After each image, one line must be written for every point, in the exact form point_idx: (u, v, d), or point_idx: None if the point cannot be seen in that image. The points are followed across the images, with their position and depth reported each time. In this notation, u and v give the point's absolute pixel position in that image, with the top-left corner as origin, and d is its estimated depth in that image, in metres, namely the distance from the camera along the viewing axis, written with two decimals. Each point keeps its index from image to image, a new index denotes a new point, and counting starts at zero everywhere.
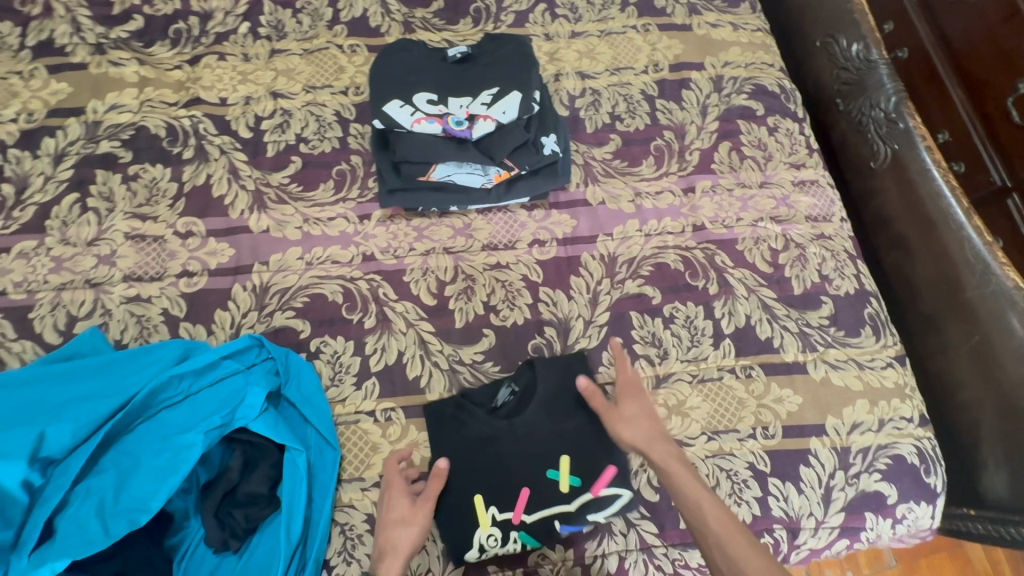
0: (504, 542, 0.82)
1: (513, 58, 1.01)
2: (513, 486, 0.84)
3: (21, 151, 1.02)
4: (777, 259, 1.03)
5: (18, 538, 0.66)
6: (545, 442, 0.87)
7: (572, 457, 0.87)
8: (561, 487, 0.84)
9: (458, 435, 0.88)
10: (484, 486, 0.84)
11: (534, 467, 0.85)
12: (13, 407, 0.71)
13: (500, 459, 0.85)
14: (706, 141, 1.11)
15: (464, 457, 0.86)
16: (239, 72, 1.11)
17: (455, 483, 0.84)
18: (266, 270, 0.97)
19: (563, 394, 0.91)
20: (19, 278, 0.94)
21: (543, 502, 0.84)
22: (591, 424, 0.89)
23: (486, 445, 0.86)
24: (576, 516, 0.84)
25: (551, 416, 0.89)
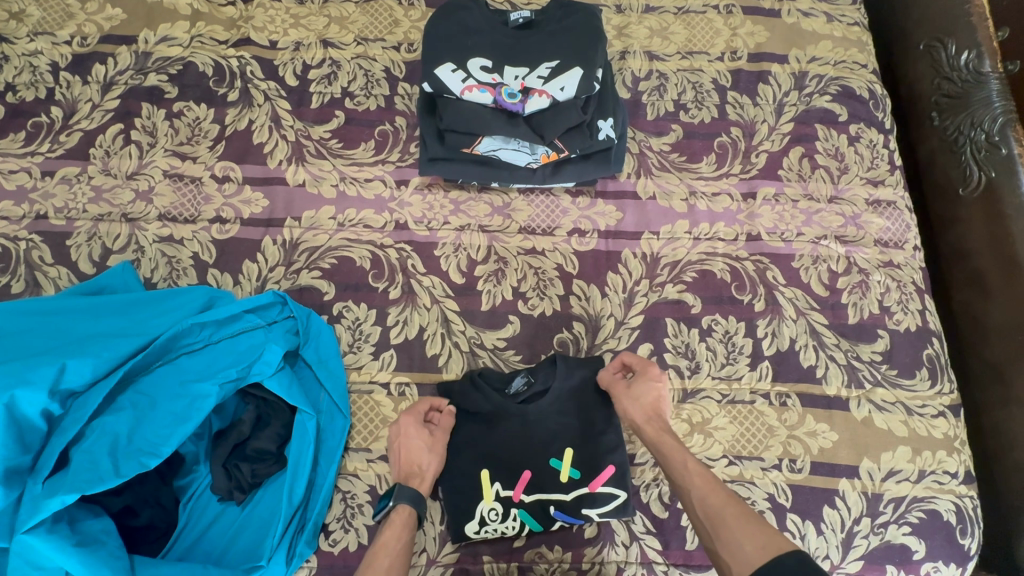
0: (504, 519, 0.79)
1: (580, 31, 0.92)
2: (515, 465, 0.81)
3: (72, 76, 1.02)
4: (835, 283, 0.95)
5: (35, 464, 0.67)
6: (551, 430, 0.83)
7: (576, 447, 0.83)
8: (561, 476, 0.81)
9: (473, 417, 0.85)
10: (486, 463, 0.81)
11: (537, 451, 0.82)
12: (44, 336, 0.73)
13: (506, 441, 0.82)
14: (776, 144, 1.01)
15: (475, 441, 0.83)
16: (292, 15, 1.07)
17: (455, 460, 0.82)
18: (298, 226, 0.95)
19: (583, 390, 0.86)
20: (60, 203, 0.95)
21: (543, 485, 0.80)
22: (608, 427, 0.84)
23: (494, 426, 0.83)
24: (571, 508, 0.80)
25: (568, 410, 0.85)
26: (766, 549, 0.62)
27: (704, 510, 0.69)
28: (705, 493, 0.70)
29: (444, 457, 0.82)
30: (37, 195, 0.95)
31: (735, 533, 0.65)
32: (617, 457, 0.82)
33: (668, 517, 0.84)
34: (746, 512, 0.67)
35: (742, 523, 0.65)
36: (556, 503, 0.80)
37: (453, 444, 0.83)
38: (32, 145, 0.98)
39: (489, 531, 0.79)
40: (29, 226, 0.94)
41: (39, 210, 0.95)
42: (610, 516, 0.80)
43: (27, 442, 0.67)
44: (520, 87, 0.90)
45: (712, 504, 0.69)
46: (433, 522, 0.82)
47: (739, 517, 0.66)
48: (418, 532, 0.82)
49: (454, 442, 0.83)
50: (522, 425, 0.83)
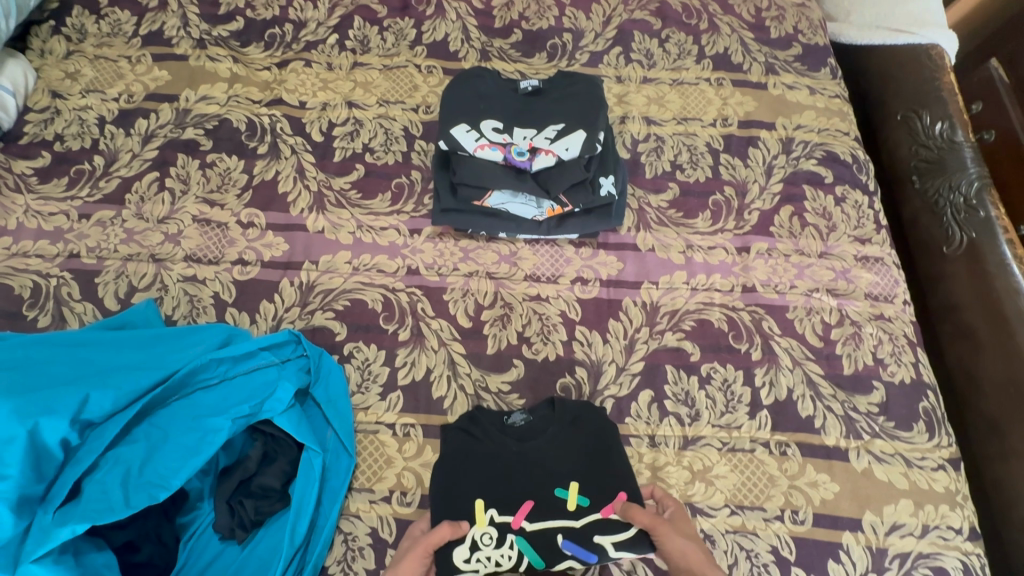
0: (499, 545, 0.77)
1: (583, 98, 1.01)
2: (515, 493, 0.81)
3: (117, 129, 1.11)
4: (829, 334, 0.98)
5: (47, 493, 0.69)
6: (552, 463, 0.84)
7: (580, 477, 0.83)
8: (568, 505, 0.80)
9: (476, 447, 0.86)
10: (485, 489, 0.82)
11: (541, 480, 0.82)
12: (68, 367, 0.76)
13: (509, 473, 0.83)
14: (768, 203, 1.08)
15: (479, 470, 0.83)
16: (321, 80, 1.17)
17: (451, 488, 0.82)
18: (315, 269, 1.01)
19: (585, 425, 0.88)
20: (93, 243, 1.01)
21: (546, 514, 0.79)
22: (616, 459, 0.85)
23: (495, 455, 0.84)
24: (579, 539, 0.78)
25: (571, 444, 0.86)
26: None
27: None
28: None
29: (448, 484, 0.83)
30: (73, 236, 1.02)
31: None
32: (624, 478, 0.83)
33: None
34: None
35: None
36: (563, 531, 0.78)
37: (454, 471, 0.84)
38: (73, 190, 1.05)
39: (479, 559, 0.77)
40: (62, 264, 0.99)
41: (73, 249, 1.01)
42: (626, 549, 0.78)
43: (42, 471, 0.68)
44: (527, 147, 0.97)
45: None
46: None
47: None
48: None
49: (456, 469, 0.84)
50: (526, 457, 0.84)
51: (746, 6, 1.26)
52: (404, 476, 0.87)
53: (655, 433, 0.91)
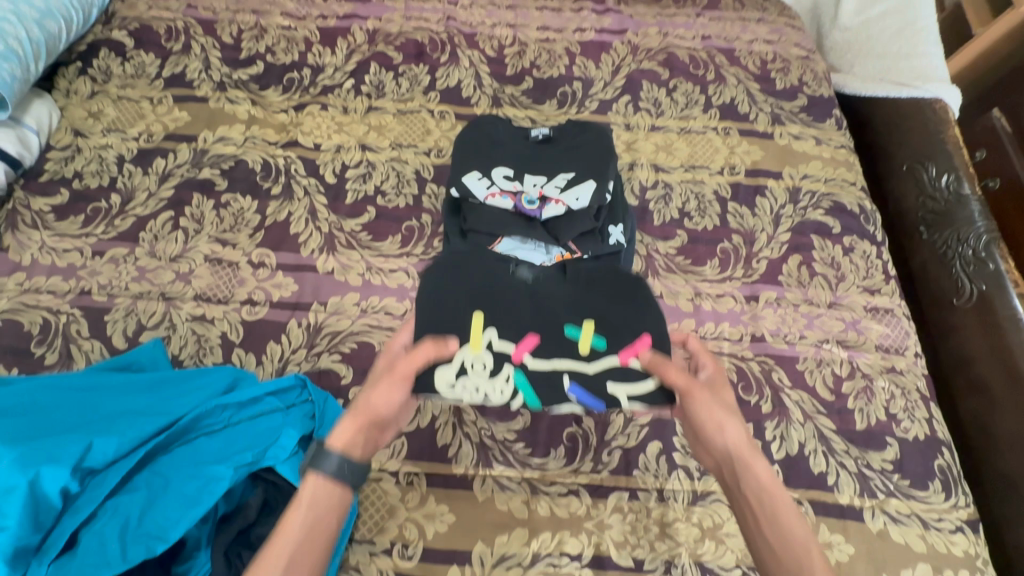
0: (492, 376, 0.76)
1: (589, 152, 1.03)
2: (523, 325, 0.79)
3: (135, 167, 1.13)
4: (840, 387, 0.97)
5: (43, 543, 0.67)
6: (564, 301, 0.83)
7: (596, 318, 0.81)
8: (581, 347, 0.78)
9: (482, 271, 0.86)
10: (488, 311, 0.80)
11: (551, 319, 0.80)
12: (72, 412, 0.75)
13: (517, 304, 0.82)
14: (775, 252, 1.08)
15: (485, 298, 0.82)
16: (336, 123, 1.20)
17: (456, 291, 0.82)
18: (323, 311, 1.01)
19: (605, 275, 0.88)
20: (105, 281, 1.02)
21: (553, 354, 0.78)
22: (642, 309, 0.82)
23: (503, 280, 0.85)
24: (589, 381, 0.76)
25: (594, 299, 0.84)
26: None
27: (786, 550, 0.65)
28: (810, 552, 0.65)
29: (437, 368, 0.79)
30: (85, 272, 1.03)
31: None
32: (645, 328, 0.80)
33: None
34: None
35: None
36: (572, 373, 0.77)
37: (457, 285, 0.83)
38: (89, 227, 1.07)
39: (466, 386, 0.75)
40: (72, 300, 1.00)
41: (84, 286, 1.01)
42: (639, 400, 0.76)
43: (40, 520, 0.67)
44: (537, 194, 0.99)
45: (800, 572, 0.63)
46: None
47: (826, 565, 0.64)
48: None
49: (456, 288, 0.83)
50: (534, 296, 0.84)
51: (752, 57, 1.30)
52: (406, 527, 0.85)
53: (663, 486, 0.90)
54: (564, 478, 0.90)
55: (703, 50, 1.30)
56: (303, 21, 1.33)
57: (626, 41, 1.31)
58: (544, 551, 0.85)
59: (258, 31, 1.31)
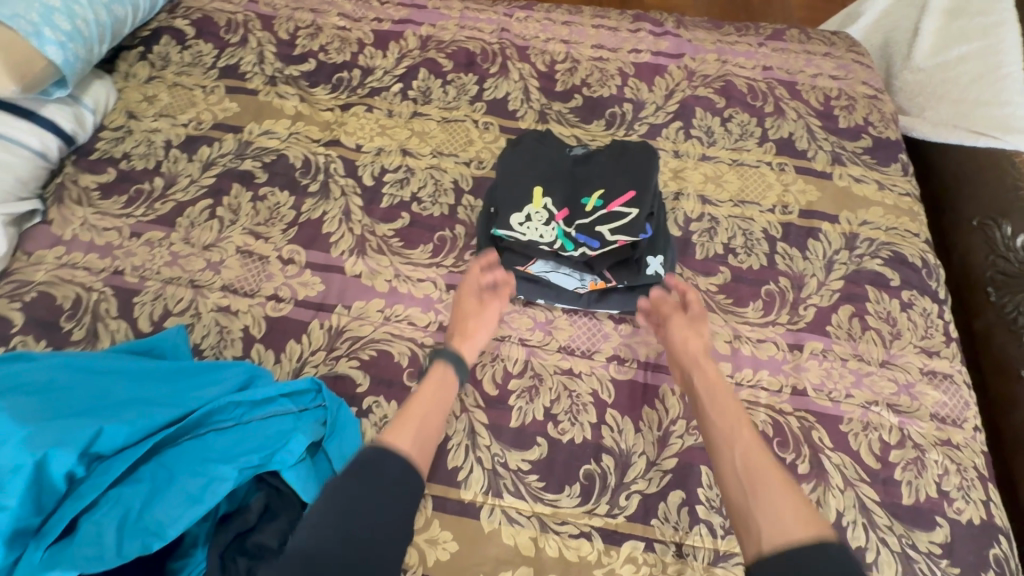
0: (541, 225, 0.93)
1: (634, 154, 1.00)
2: (549, 197, 0.95)
3: (181, 153, 1.15)
4: (887, 455, 0.89)
5: (42, 526, 0.65)
6: (587, 177, 0.97)
7: (605, 188, 0.96)
8: (588, 208, 0.93)
9: (527, 144, 1.02)
10: (527, 184, 0.97)
11: (574, 187, 0.96)
12: (85, 394, 0.73)
13: (547, 171, 0.98)
14: (825, 300, 1.01)
15: (526, 158, 1.00)
16: (380, 125, 1.19)
17: (511, 173, 0.98)
18: (346, 314, 0.99)
19: (630, 148, 1.00)
20: (138, 262, 1.03)
21: (571, 216, 0.94)
22: (646, 175, 0.96)
23: (537, 167, 0.98)
24: (592, 231, 0.92)
25: (607, 162, 0.99)
26: (805, 524, 0.66)
27: (744, 470, 0.75)
28: (748, 452, 0.76)
29: (503, 167, 0.99)
30: (120, 252, 1.04)
31: (778, 501, 0.69)
32: (646, 183, 0.94)
33: None
34: (790, 486, 0.72)
35: (788, 493, 0.70)
36: (579, 227, 0.92)
37: (508, 152, 1.01)
38: (130, 208, 1.08)
39: (528, 229, 0.93)
40: (105, 279, 1.01)
41: (118, 265, 1.03)
42: (624, 237, 0.91)
43: (41, 503, 0.65)
44: (572, 236, 0.92)
45: (784, 525, 0.66)
46: None
47: (782, 485, 0.71)
48: None
49: (509, 150, 1.02)
50: (562, 174, 0.98)
51: (815, 92, 1.23)
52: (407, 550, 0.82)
53: (683, 541, 0.83)
54: (576, 519, 0.84)
55: (762, 80, 1.25)
56: (358, 22, 1.34)
57: (683, 65, 1.27)
58: None
59: (314, 29, 1.32)
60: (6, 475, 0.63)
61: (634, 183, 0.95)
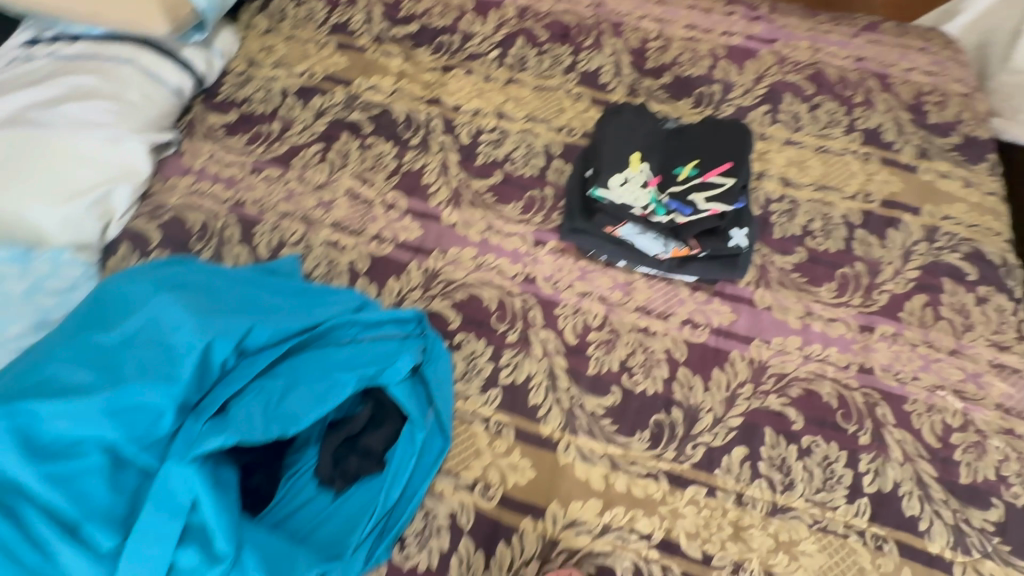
0: (636, 189, 1.04)
1: (727, 131, 1.10)
2: (647, 164, 1.06)
3: (296, 101, 1.24)
4: (949, 437, 0.93)
5: (200, 402, 0.77)
6: (683, 147, 1.08)
7: (699, 160, 1.07)
8: (682, 176, 1.05)
9: (629, 113, 1.13)
10: (628, 151, 1.08)
11: (670, 157, 1.08)
12: (232, 295, 0.83)
13: (647, 141, 1.09)
14: (900, 287, 1.04)
15: (628, 126, 1.11)
16: (478, 88, 1.26)
17: (614, 139, 1.09)
18: (442, 259, 1.08)
19: (724, 125, 1.11)
20: (258, 196, 1.14)
21: (666, 184, 1.05)
22: (738, 151, 1.07)
23: (637, 136, 1.09)
24: (684, 198, 1.03)
25: (702, 136, 1.09)
26: None
27: None
28: None
29: (607, 133, 1.10)
30: (243, 186, 1.15)
31: None
32: (741, 159, 1.05)
33: None
34: None
35: None
36: (672, 194, 1.04)
37: (611, 119, 1.12)
38: (251, 147, 1.19)
39: (626, 191, 1.04)
40: (229, 208, 1.12)
41: (241, 197, 1.14)
42: (716, 206, 1.02)
43: (201, 383, 0.77)
44: (664, 203, 1.03)
45: None
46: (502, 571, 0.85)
47: None
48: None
49: (611, 118, 1.13)
50: (660, 145, 1.09)
51: (907, 87, 1.24)
52: (490, 470, 0.91)
53: (743, 492, 0.90)
54: (645, 461, 0.92)
55: (854, 71, 1.26)
56: None
57: (775, 51, 1.29)
58: (615, 524, 0.88)
59: None
60: (180, 354, 0.74)
61: (729, 157, 1.06)
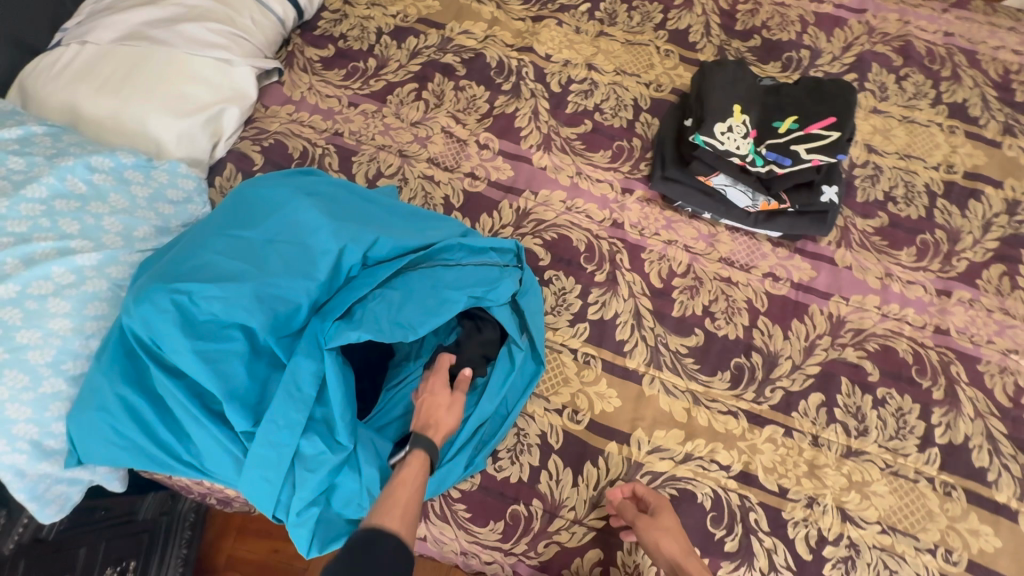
0: (737, 137, 1.06)
1: (830, 88, 1.11)
2: (747, 116, 1.08)
3: (391, 40, 1.27)
4: (1020, 398, 0.96)
5: (328, 304, 0.83)
6: (781, 104, 1.10)
7: (799, 115, 1.08)
8: (782, 130, 1.07)
9: (730, 65, 1.14)
10: (731, 100, 1.09)
11: (769, 111, 1.10)
12: (359, 211, 0.88)
13: (747, 94, 1.11)
14: (978, 256, 1.07)
15: (730, 76, 1.12)
16: (569, 39, 1.28)
17: (718, 87, 1.10)
18: (532, 199, 1.12)
19: (824, 82, 1.12)
20: (355, 129, 1.17)
21: (764, 136, 1.07)
22: (842, 106, 1.07)
23: (739, 88, 1.11)
24: (784, 150, 1.05)
25: (801, 94, 1.11)
26: None
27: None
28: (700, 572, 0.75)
29: (711, 82, 1.10)
30: (340, 118, 1.18)
31: None
32: (846, 113, 1.06)
33: (811, 561, 0.86)
34: None
35: None
36: (771, 145, 1.06)
37: (712, 70, 1.13)
38: (348, 81, 1.22)
39: (728, 139, 1.05)
40: (328, 138, 1.16)
41: (338, 129, 1.17)
42: (817, 158, 1.03)
43: (331, 286, 0.84)
44: (763, 153, 1.05)
45: None
46: (587, 487, 0.91)
47: None
48: (572, 491, 0.90)
49: (713, 69, 1.14)
50: (759, 99, 1.11)
51: (995, 64, 1.25)
52: (578, 397, 0.96)
53: (819, 434, 0.94)
54: (725, 399, 0.96)
55: (943, 46, 1.27)
56: None
57: (864, 21, 1.30)
58: (696, 453, 0.93)
59: None
60: (318, 255, 0.82)
61: (832, 112, 1.07)
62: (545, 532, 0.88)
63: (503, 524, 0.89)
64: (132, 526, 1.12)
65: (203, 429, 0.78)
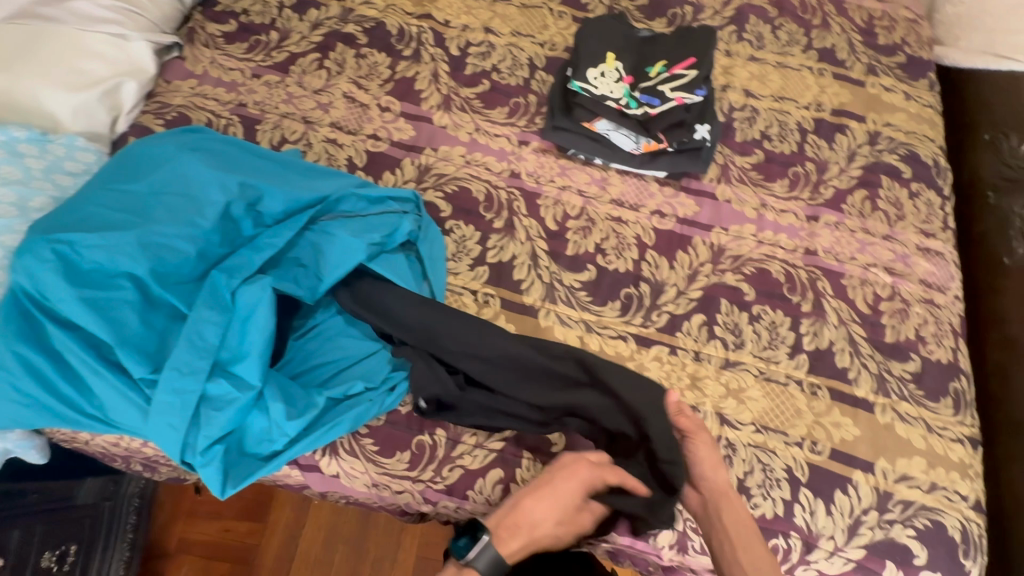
0: (612, 83, 1.18)
1: (694, 35, 1.25)
2: (621, 63, 1.21)
3: (293, 13, 1.31)
4: (878, 305, 1.06)
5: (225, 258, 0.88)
6: (653, 51, 1.23)
7: (667, 59, 1.22)
8: (653, 73, 1.20)
9: (607, 19, 1.27)
10: (606, 50, 1.22)
11: (642, 58, 1.23)
12: (250, 169, 0.93)
13: (623, 43, 1.23)
14: (844, 183, 1.17)
15: (606, 29, 1.25)
16: (466, 6, 1.34)
17: (594, 40, 1.23)
18: (433, 156, 1.17)
19: (689, 30, 1.26)
20: (259, 99, 1.21)
21: (638, 79, 1.20)
22: (702, 48, 1.22)
23: (615, 38, 1.23)
24: (655, 91, 1.17)
25: (669, 41, 1.25)
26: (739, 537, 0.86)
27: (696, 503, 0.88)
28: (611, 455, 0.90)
29: (588, 37, 1.23)
30: (243, 89, 1.21)
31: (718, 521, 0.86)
32: (704, 54, 1.20)
33: None
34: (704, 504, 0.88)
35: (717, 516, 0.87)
36: (644, 89, 1.18)
37: (591, 24, 1.26)
38: (251, 54, 1.25)
39: (603, 84, 1.18)
40: (231, 109, 1.19)
41: (242, 100, 1.20)
42: (682, 95, 1.17)
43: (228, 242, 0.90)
44: (637, 96, 1.17)
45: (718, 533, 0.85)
46: None
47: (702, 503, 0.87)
48: None
49: (591, 24, 1.26)
50: (634, 48, 1.24)
51: (861, 12, 1.36)
52: None
53: (700, 349, 1.02)
54: (615, 325, 1.04)
55: None
56: None
57: None
58: None
59: None
60: (206, 211, 0.87)
61: (693, 54, 1.22)
62: (449, 457, 0.94)
63: (410, 454, 0.94)
64: (73, 512, 1.13)
65: (101, 379, 0.81)
